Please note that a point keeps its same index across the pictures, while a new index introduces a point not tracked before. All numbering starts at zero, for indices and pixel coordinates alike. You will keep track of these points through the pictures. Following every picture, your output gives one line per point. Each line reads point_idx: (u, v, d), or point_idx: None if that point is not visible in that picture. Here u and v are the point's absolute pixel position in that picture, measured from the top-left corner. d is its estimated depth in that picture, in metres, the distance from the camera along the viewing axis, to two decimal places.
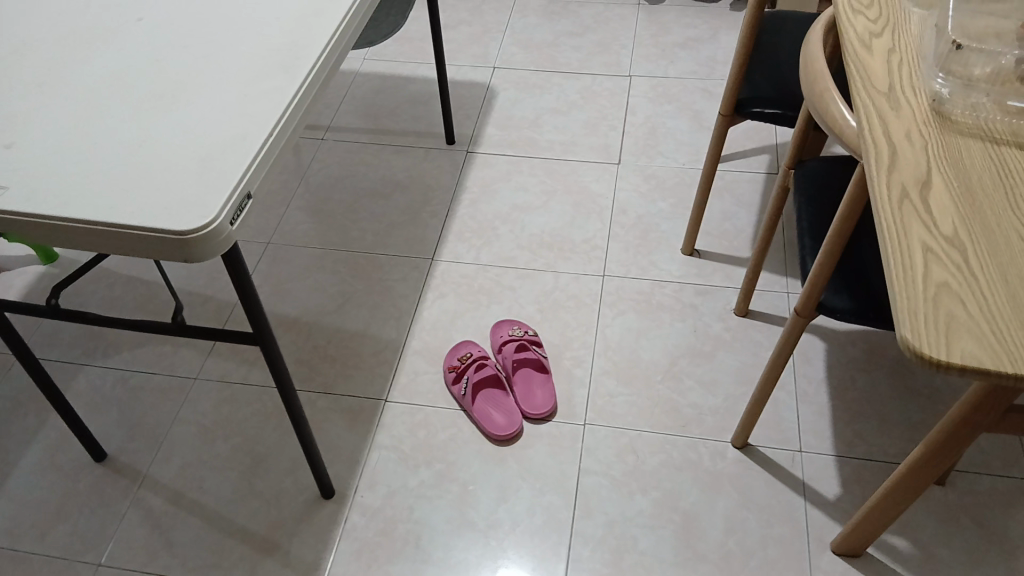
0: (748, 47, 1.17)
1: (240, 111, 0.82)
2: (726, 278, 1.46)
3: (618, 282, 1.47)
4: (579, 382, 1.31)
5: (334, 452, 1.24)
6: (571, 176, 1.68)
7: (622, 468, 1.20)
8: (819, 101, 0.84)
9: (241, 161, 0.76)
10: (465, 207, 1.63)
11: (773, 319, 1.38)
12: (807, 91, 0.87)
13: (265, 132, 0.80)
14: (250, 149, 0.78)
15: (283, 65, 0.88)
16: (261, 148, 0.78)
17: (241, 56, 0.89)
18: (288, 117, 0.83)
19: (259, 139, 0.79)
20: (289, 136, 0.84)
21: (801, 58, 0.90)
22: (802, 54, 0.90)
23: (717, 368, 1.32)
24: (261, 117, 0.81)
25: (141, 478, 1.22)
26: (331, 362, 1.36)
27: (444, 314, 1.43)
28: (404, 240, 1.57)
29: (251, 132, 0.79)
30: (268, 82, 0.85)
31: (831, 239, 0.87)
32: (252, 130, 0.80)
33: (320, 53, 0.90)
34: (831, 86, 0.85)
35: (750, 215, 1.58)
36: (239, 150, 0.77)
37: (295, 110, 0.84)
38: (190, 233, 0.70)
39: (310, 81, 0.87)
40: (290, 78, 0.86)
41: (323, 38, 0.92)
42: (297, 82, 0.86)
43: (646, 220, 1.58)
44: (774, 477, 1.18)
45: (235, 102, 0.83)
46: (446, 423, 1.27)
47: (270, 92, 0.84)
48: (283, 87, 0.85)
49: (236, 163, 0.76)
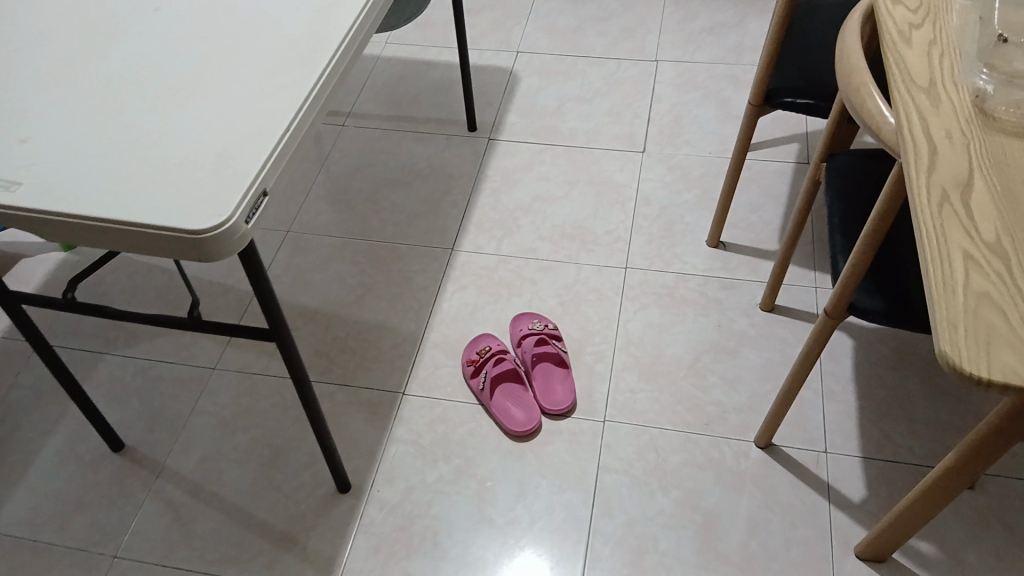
0: (779, 37, 1.13)
1: (257, 105, 0.80)
2: (752, 272, 1.43)
3: (641, 276, 1.44)
4: (599, 378, 1.29)
5: (352, 446, 1.23)
6: (594, 166, 1.66)
7: (643, 467, 1.18)
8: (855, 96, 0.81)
9: (258, 156, 0.75)
10: (486, 197, 1.61)
11: (800, 315, 1.35)
12: (842, 86, 0.84)
13: (283, 127, 0.78)
14: (267, 145, 0.76)
15: (302, 57, 0.86)
16: (278, 142, 0.77)
17: (259, 48, 0.88)
18: (306, 111, 0.81)
19: (276, 134, 0.77)
20: (308, 131, 0.82)
21: (836, 51, 0.86)
22: (837, 48, 0.87)
23: (741, 365, 1.30)
24: (278, 111, 0.79)
25: (160, 470, 1.22)
26: (350, 354, 1.36)
27: (464, 306, 1.41)
28: (424, 231, 1.55)
29: (268, 127, 0.78)
30: (286, 75, 0.84)
31: (865, 240, 0.84)
32: (269, 125, 0.78)
33: (339, 45, 0.88)
34: (867, 81, 0.81)
35: (777, 207, 1.54)
36: (256, 145, 0.76)
37: (313, 104, 0.83)
38: (204, 233, 0.68)
39: (328, 74, 0.86)
40: (308, 71, 0.84)
41: (342, 30, 0.90)
42: (315, 75, 0.84)
43: (670, 212, 1.55)
44: (799, 478, 1.15)
45: (253, 96, 0.82)
46: (465, 418, 1.25)
47: (288, 85, 0.82)
48: (302, 80, 0.83)
49: (253, 159, 0.74)
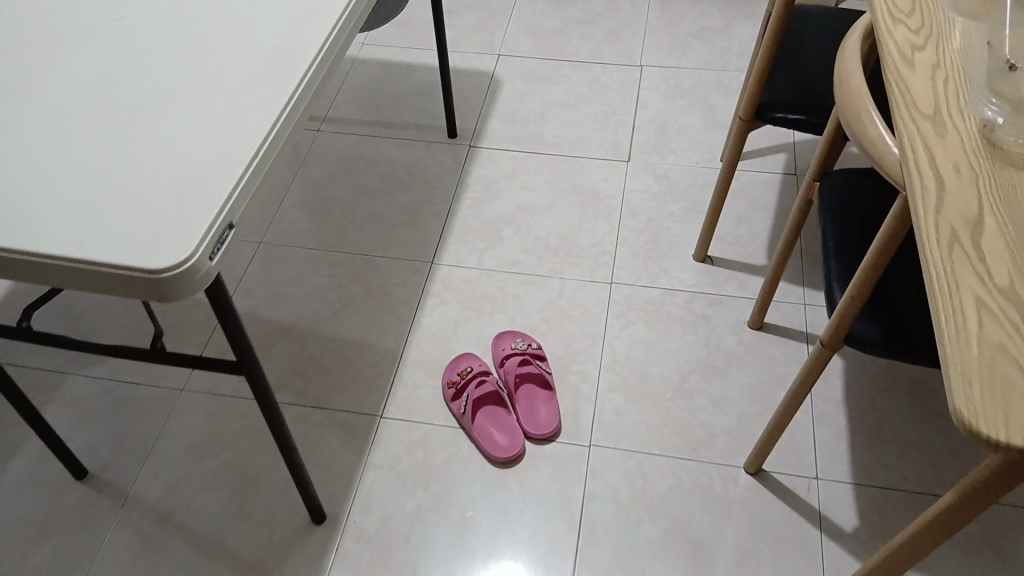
0: (772, 52, 1.09)
1: (224, 127, 0.75)
2: (740, 287, 1.40)
3: (627, 291, 1.40)
4: (585, 399, 1.25)
5: (328, 473, 1.18)
6: (579, 175, 1.61)
7: (630, 494, 1.14)
8: (856, 121, 0.77)
9: (225, 184, 0.69)
10: (467, 207, 1.56)
11: (789, 333, 1.32)
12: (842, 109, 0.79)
13: (252, 151, 0.72)
14: (235, 171, 0.70)
15: (273, 73, 0.80)
16: (248, 168, 0.71)
17: (227, 63, 0.82)
18: (278, 133, 0.76)
19: (245, 159, 0.72)
20: (280, 154, 0.77)
21: (835, 72, 0.82)
22: (836, 68, 0.83)
23: (730, 385, 1.26)
24: (248, 133, 0.74)
25: (126, 497, 1.16)
26: (326, 373, 1.31)
27: (445, 322, 1.37)
28: (404, 242, 1.50)
29: (236, 151, 0.72)
30: (257, 93, 0.78)
31: (864, 272, 0.81)
32: (237, 148, 0.73)
33: (313, 60, 0.83)
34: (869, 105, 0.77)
35: (766, 219, 1.51)
36: (223, 171, 0.70)
37: (286, 125, 0.77)
38: (165, 271, 0.63)
39: (302, 92, 0.80)
40: (280, 88, 0.79)
41: (316, 43, 0.85)
42: (287, 92, 0.78)
43: (657, 225, 1.51)
44: (789, 506, 1.12)
45: (220, 116, 0.76)
46: (446, 442, 1.21)
47: (258, 104, 0.77)
48: (273, 98, 0.78)
49: (219, 187, 0.69)
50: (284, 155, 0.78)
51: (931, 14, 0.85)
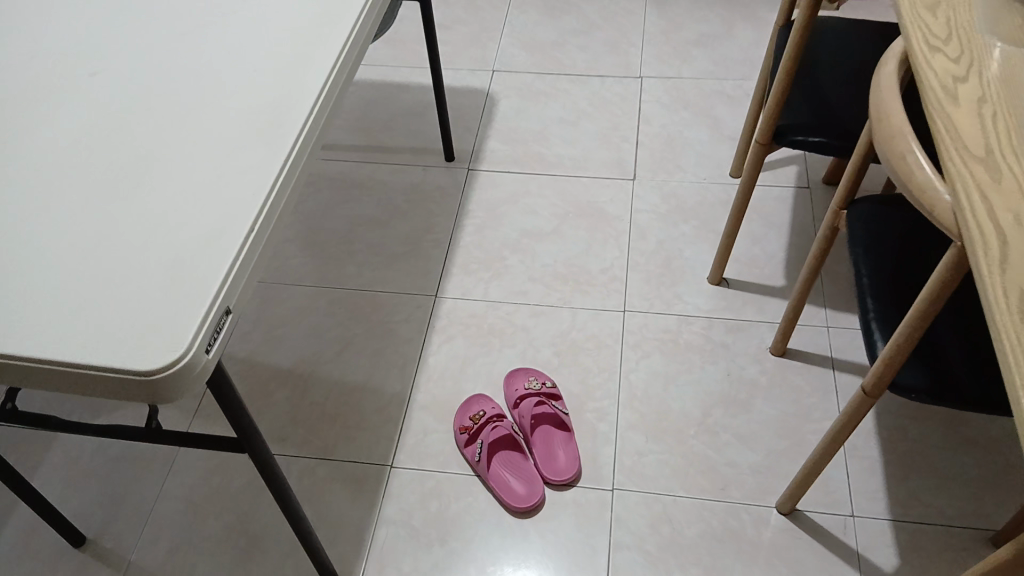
0: (791, 73, 1.03)
1: (215, 195, 0.69)
2: (758, 311, 1.35)
3: (641, 319, 1.35)
4: (604, 439, 1.20)
5: (337, 531, 1.12)
6: (584, 196, 1.55)
7: (657, 542, 1.09)
8: (899, 164, 0.71)
9: (220, 265, 0.63)
10: (469, 234, 1.50)
11: (814, 360, 1.27)
12: (881, 148, 0.73)
13: (248, 224, 0.66)
14: (230, 249, 0.64)
15: (265, 131, 0.74)
16: (244, 244, 0.65)
17: (215, 120, 0.76)
18: (276, 199, 0.70)
19: (240, 233, 0.66)
20: (278, 221, 0.71)
21: (871, 107, 0.76)
22: (872, 102, 0.76)
23: (755, 419, 1.21)
24: (239, 205, 0.68)
25: (127, 565, 1.10)
26: (331, 421, 1.25)
27: (452, 360, 1.30)
28: (405, 275, 1.43)
29: (230, 224, 0.66)
30: (249, 154, 0.72)
31: (908, 326, 0.76)
32: (228, 223, 0.66)
33: (309, 112, 0.77)
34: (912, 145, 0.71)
35: (781, 237, 1.46)
36: (216, 250, 0.64)
37: (283, 189, 0.71)
38: (157, 374, 0.57)
39: (299, 150, 0.74)
40: (275, 148, 0.73)
41: (312, 93, 0.78)
42: (283, 152, 0.72)
43: (668, 248, 1.46)
44: (825, 548, 1.08)
45: (210, 183, 0.70)
46: (461, 492, 1.15)
47: (249, 170, 0.71)
48: (267, 160, 0.71)
49: (213, 269, 0.63)
50: (283, 221, 0.72)
51: (969, 40, 0.79)
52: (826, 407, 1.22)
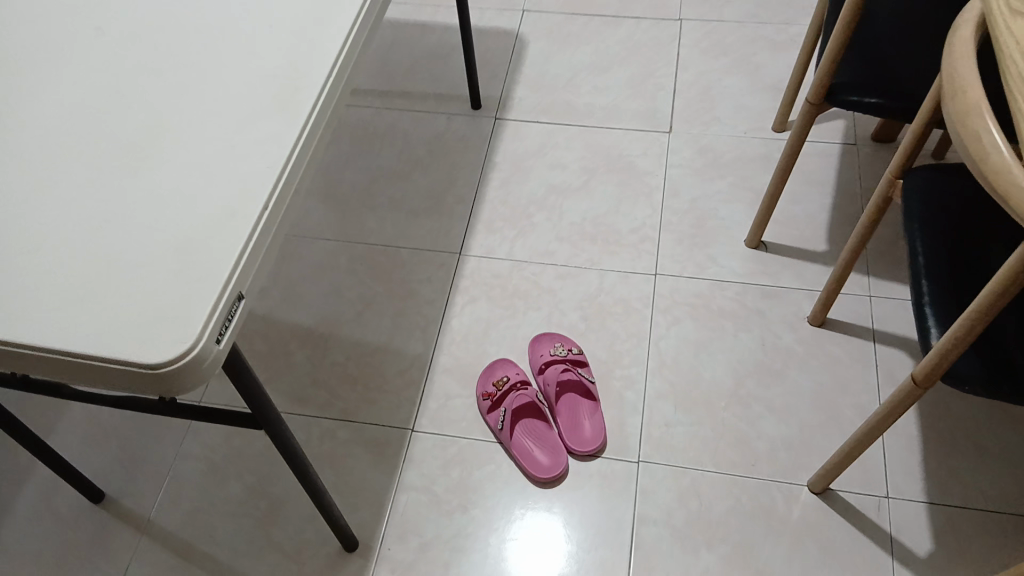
0: (850, 29, 0.95)
1: (227, 169, 0.64)
2: (796, 278, 1.29)
3: (672, 283, 1.30)
4: (632, 409, 1.17)
5: (358, 496, 1.11)
6: (615, 150, 1.48)
7: (684, 517, 1.07)
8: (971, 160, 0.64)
9: (232, 247, 0.59)
10: (494, 189, 1.44)
11: (853, 330, 1.23)
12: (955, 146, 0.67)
13: (261, 202, 0.62)
14: (242, 230, 0.60)
15: (280, 96, 0.69)
16: (257, 225, 0.61)
17: (226, 84, 0.70)
18: (292, 173, 0.65)
19: (253, 213, 0.61)
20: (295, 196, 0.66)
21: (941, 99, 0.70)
22: (942, 93, 0.70)
23: (789, 391, 1.17)
24: (252, 181, 0.63)
25: (147, 525, 1.10)
26: (351, 383, 1.22)
27: (476, 323, 1.27)
28: (429, 232, 1.39)
29: (242, 202, 0.62)
30: (263, 124, 0.67)
31: (969, 317, 0.71)
32: (240, 201, 0.62)
33: (327, 76, 0.71)
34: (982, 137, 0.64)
35: (822, 198, 1.39)
36: (227, 230, 0.60)
37: (300, 161, 0.66)
38: (166, 367, 0.54)
39: (316, 118, 0.68)
40: (291, 116, 0.67)
41: (330, 54, 0.72)
42: (299, 121, 0.67)
43: (702, 207, 1.39)
44: (858, 529, 1.05)
45: (221, 155, 0.65)
46: (483, 459, 1.13)
47: (263, 140, 0.65)
48: (282, 130, 0.66)
49: (224, 253, 0.59)
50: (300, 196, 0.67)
51: None
52: (864, 381, 1.18)
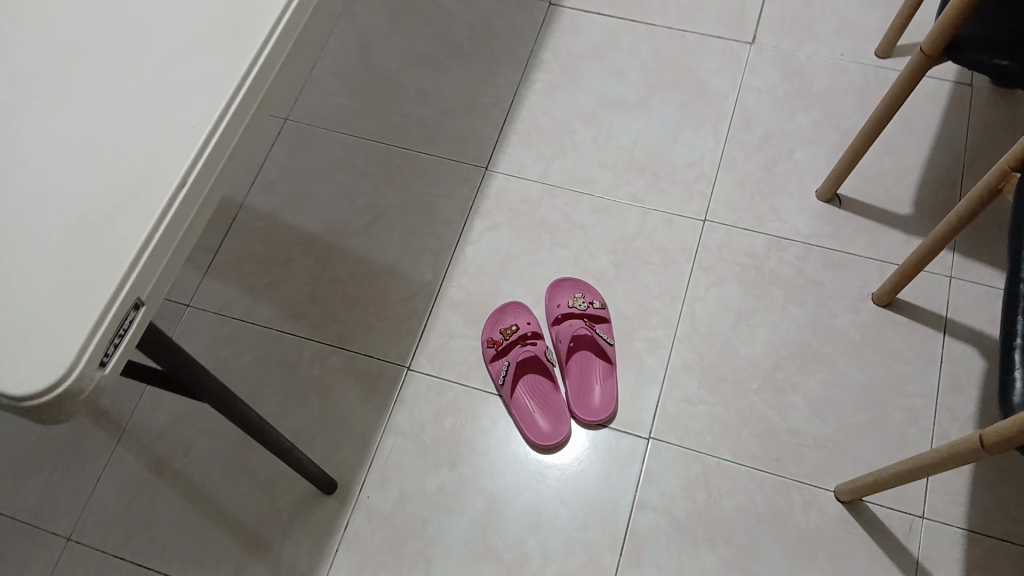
0: None
1: (141, 124, 0.51)
2: (869, 245, 1.12)
3: (722, 236, 1.13)
4: (651, 378, 1.05)
5: (341, 432, 1.03)
6: (685, 61, 1.27)
7: (688, 508, 0.97)
8: None
9: (132, 240, 0.47)
10: (538, 93, 1.26)
11: (923, 317, 1.06)
12: None
13: (177, 179, 0.49)
14: (148, 215, 0.48)
15: (225, 24, 0.54)
16: (167, 209, 0.48)
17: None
18: (227, 136, 0.51)
19: (166, 191, 0.48)
20: (233, 163, 0.52)
21: None
22: None
23: (832, 381, 1.03)
24: (174, 145, 0.50)
25: (122, 433, 1.04)
26: (350, 305, 1.12)
27: (493, 253, 1.13)
28: (455, 137, 1.23)
29: (153, 175, 0.49)
30: (197, 62, 0.52)
31: None
32: (154, 174, 0.49)
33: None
34: None
35: (917, 152, 1.18)
36: (128, 213, 0.48)
37: (241, 119, 0.52)
38: (26, 398, 0.43)
39: (267, 59, 0.53)
40: (233, 56, 0.52)
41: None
42: (242, 64, 0.52)
43: (772, 147, 1.20)
44: (881, 550, 0.94)
45: (138, 103, 0.51)
46: (479, 412, 1.04)
47: (196, 84, 0.52)
48: (219, 76, 0.52)
49: (122, 245, 0.47)
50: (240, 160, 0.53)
51: None
52: (923, 380, 1.02)
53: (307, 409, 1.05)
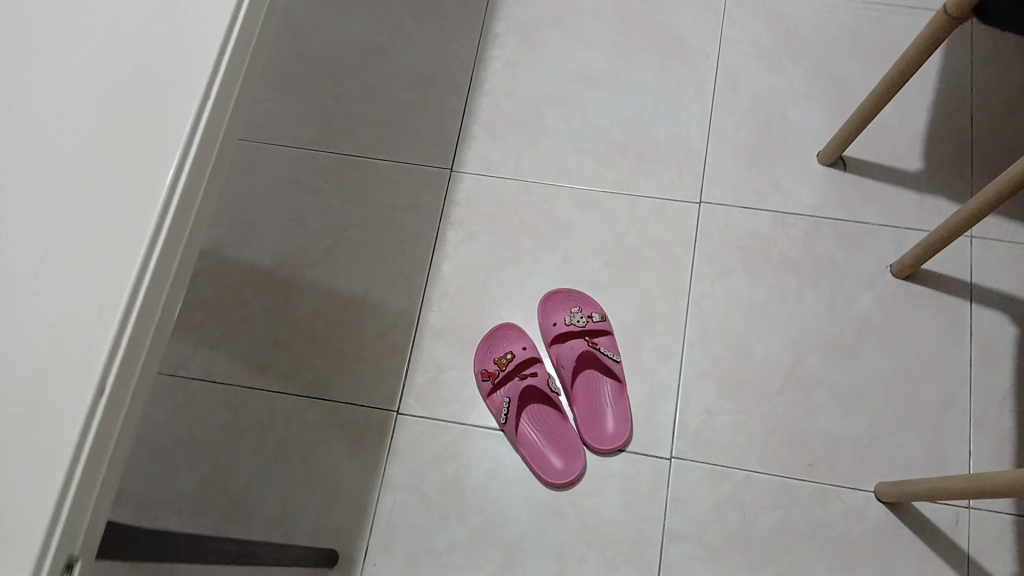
0: None
1: (46, 269, 0.40)
2: (881, 212, 1.02)
3: (722, 218, 1.03)
4: (664, 392, 0.96)
5: (333, 495, 0.93)
6: (657, 20, 1.15)
7: (722, 531, 0.90)
8: None
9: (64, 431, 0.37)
10: (499, 73, 1.12)
11: (947, 285, 0.98)
12: None
13: (92, 393, 0.38)
14: (67, 431, 0.37)
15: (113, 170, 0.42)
16: (97, 400, 0.38)
17: (46, 93, 0.44)
18: (163, 267, 0.41)
19: (96, 358, 0.39)
20: (177, 294, 0.42)
21: None
22: None
23: (857, 369, 0.96)
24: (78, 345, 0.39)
25: None
26: (321, 347, 1.00)
27: (474, 268, 1.02)
28: (412, 135, 1.09)
29: (76, 335, 0.39)
30: (86, 226, 0.41)
31: None
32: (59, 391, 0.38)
33: (213, 75, 0.44)
34: None
35: (920, 98, 1.08)
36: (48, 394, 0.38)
37: (157, 293, 0.41)
38: None
39: (178, 208, 0.42)
40: (134, 211, 0.41)
41: (217, 29, 0.45)
42: (164, 172, 0.42)
43: (764, 109, 1.09)
44: (929, 549, 0.88)
45: (40, 239, 0.41)
46: (483, 454, 0.94)
47: (91, 258, 0.40)
48: (121, 243, 0.41)
49: (51, 437, 0.37)
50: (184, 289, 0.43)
51: None
52: (953, 356, 0.95)
53: (290, 473, 0.94)
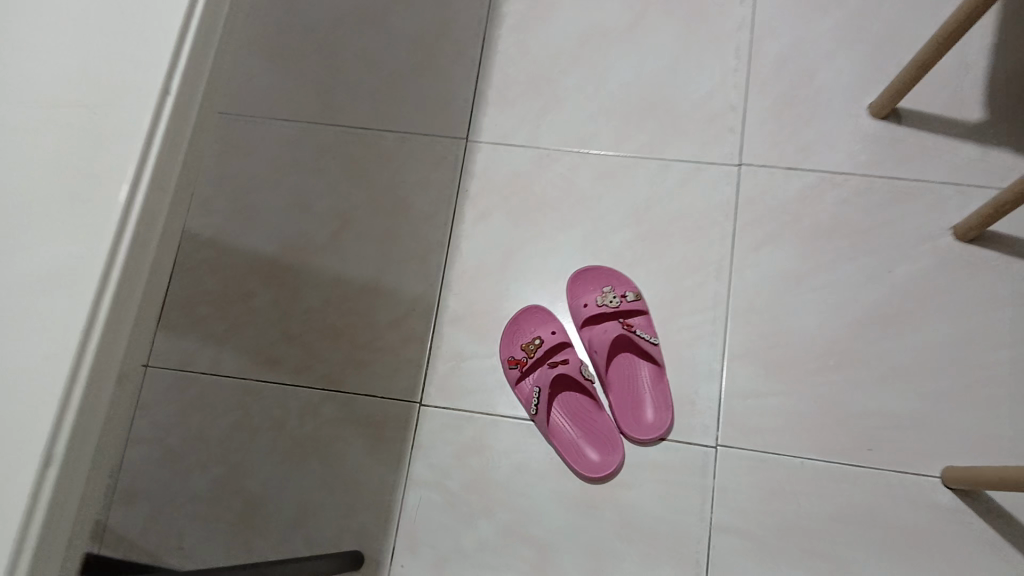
0: None
1: (13, 261, 0.43)
2: (936, 168, 0.93)
3: (761, 181, 0.94)
4: (705, 374, 0.88)
5: (354, 495, 0.88)
6: None
7: (771, 522, 0.83)
8: None
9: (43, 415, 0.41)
10: (511, 32, 1.03)
11: (1011, 247, 0.89)
12: None
13: (54, 428, 0.41)
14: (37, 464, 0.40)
15: (49, 227, 0.44)
16: (61, 434, 0.41)
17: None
18: (141, 233, 0.46)
19: (59, 372, 0.42)
20: (155, 282, 0.48)
21: None
22: None
23: (913, 343, 0.88)
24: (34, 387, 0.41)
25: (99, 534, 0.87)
26: (334, 338, 0.93)
27: (492, 245, 0.95)
28: (423, 106, 1.01)
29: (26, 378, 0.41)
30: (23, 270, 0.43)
31: None
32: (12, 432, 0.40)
33: (156, 126, 0.47)
34: None
35: (978, 39, 0.98)
36: (22, 359, 0.42)
37: (110, 338, 0.44)
38: None
39: (122, 262, 0.44)
40: (79, 266, 0.43)
41: (166, 42, 0.48)
42: (124, 160, 0.45)
43: (804, 59, 0.99)
44: (1000, 537, 0.81)
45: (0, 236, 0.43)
46: (510, 445, 0.88)
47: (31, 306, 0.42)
48: (71, 291, 0.43)
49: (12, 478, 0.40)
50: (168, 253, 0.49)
51: None
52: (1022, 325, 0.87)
53: (308, 472, 0.89)
